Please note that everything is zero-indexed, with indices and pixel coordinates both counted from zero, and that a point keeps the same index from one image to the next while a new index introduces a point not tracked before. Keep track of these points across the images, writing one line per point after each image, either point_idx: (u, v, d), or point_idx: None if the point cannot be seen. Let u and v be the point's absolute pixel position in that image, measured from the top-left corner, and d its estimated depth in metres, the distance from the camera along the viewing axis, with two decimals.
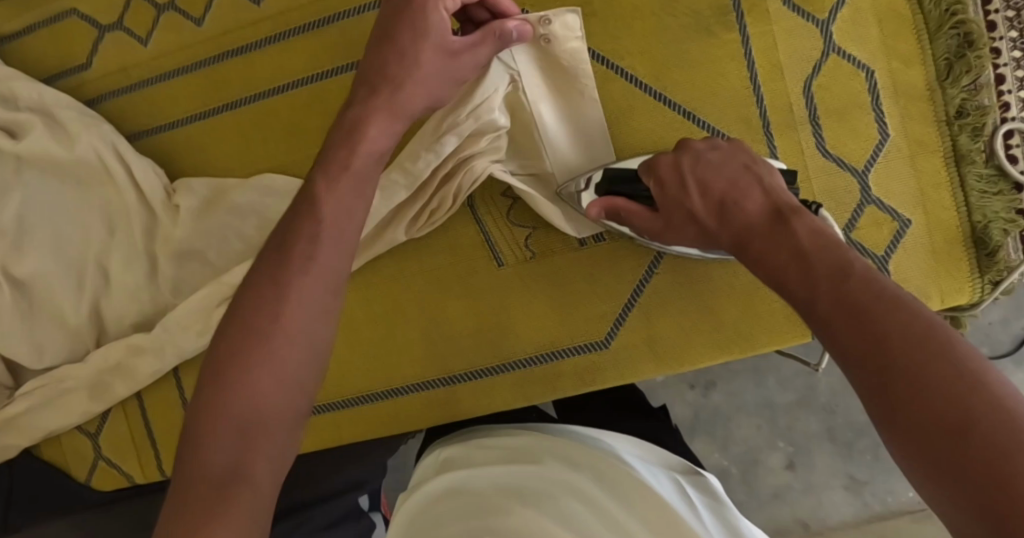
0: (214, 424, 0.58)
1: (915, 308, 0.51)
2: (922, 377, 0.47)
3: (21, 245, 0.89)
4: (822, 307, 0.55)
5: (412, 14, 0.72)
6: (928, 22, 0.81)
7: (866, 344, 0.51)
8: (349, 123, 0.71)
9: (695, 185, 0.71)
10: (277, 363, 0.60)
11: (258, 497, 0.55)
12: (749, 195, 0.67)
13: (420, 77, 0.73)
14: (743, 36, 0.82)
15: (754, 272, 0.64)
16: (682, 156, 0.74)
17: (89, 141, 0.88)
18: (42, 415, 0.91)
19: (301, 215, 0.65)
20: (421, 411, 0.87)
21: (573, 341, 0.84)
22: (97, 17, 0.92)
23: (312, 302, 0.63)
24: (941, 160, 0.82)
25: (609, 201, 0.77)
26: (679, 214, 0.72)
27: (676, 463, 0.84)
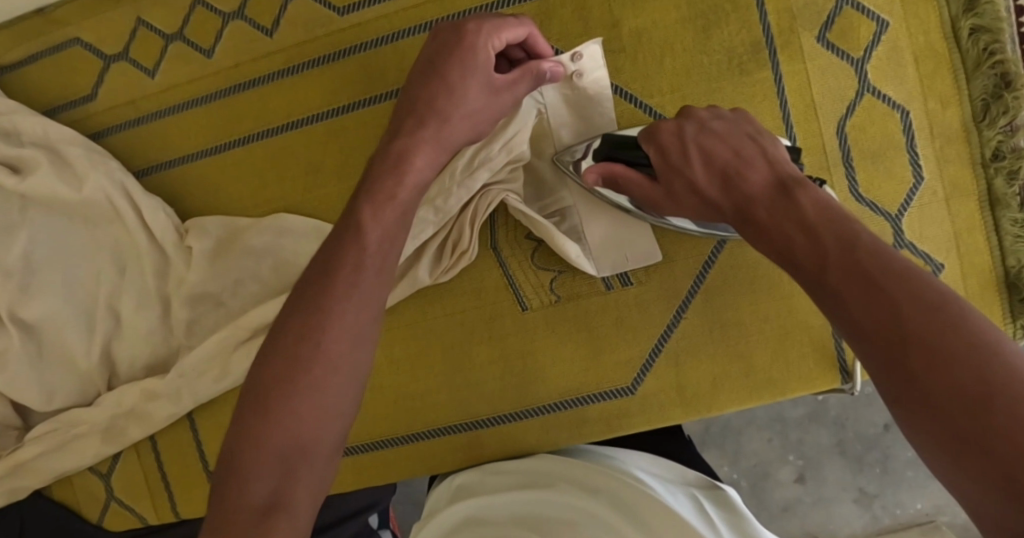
0: (251, 457, 0.58)
1: (926, 278, 0.51)
2: (941, 351, 0.47)
3: (28, 288, 0.87)
4: (832, 279, 0.54)
5: (462, 54, 0.72)
6: (965, 61, 0.78)
7: (879, 318, 0.50)
8: (396, 153, 0.71)
9: (696, 153, 0.68)
10: (318, 392, 0.60)
11: (297, 530, 0.56)
12: (752, 166, 0.65)
13: (465, 112, 0.73)
14: (775, 74, 0.80)
15: (754, 243, 0.62)
16: (686, 123, 0.71)
17: (98, 181, 0.86)
18: (55, 458, 0.89)
19: (329, 277, 0.63)
20: (444, 455, 0.86)
21: (598, 387, 0.83)
22: (101, 47, 0.88)
23: (354, 338, 0.63)
24: (976, 204, 0.79)
25: (609, 166, 0.75)
26: (678, 183, 0.70)
27: (693, 474, 0.80)
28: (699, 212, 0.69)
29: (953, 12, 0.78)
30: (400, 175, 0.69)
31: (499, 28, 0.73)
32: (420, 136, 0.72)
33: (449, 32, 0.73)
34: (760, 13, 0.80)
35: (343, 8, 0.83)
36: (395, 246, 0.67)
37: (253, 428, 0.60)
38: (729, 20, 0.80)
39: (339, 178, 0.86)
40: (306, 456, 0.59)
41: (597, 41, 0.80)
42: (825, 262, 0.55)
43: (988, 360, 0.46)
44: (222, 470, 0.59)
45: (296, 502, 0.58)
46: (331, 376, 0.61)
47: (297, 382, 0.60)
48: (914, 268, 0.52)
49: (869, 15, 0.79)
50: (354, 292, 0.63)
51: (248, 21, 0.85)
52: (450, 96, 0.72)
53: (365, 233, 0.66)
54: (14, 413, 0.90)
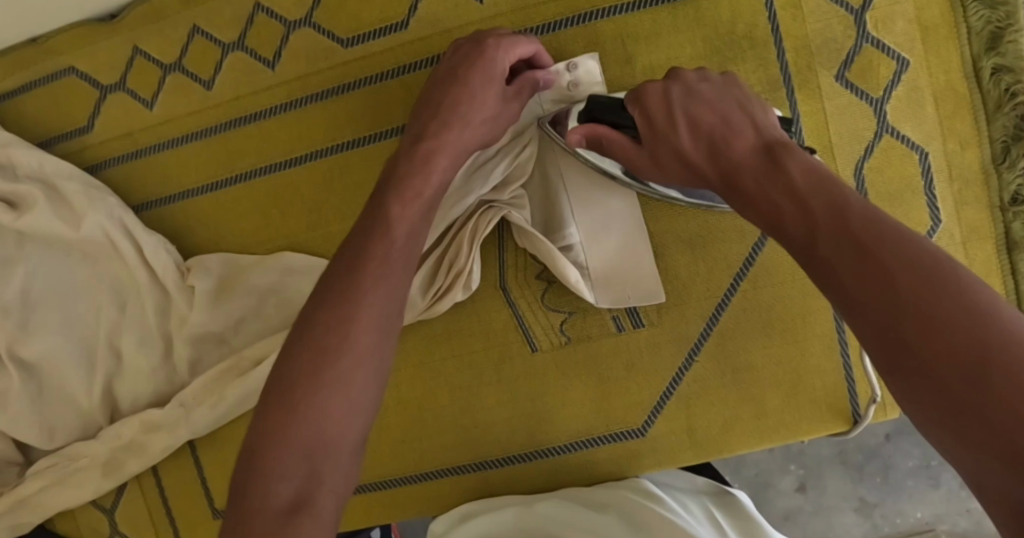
0: (276, 453, 0.57)
1: (919, 242, 0.49)
2: (936, 317, 0.45)
3: (27, 325, 0.86)
4: (822, 247, 0.52)
5: (481, 62, 0.72)
6: (987, 102, 0.76)
7: (871, 285, 0.48)
8: (422, 154, 0.70)
9: (682, 115, 0.65)
10: (346, 383, 0.59)
11: (322, 532, 0.55)
12: (738, 132, 0.63)
13: (484, 118, 0.73)
14: (793, 113, 0.78)
15: (741, 212, 0.60)
16: (672, 87, 0.67)
17: (96, 219, 0.84)
18: (54, 495, 0.87)
19: (346, 293, 0.62)
20: (453, 494, 0.86)
21: (610, 428, 0.82)
22: (97, 76, 0.86)
23: (381, 344, 0.61)
24: (993, 247, 0.78)
25: (594, 128, 0.71)
26: (661, 145, 0.66)
27: (701, 481, 0.83)
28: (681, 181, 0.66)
29: (975, 51, 0.76)
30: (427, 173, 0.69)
31: (514, 44, 0.73)
32: (444, 138, 0.71)
33: (468, 46, 0.74)
34: (778, 51, 0.78)
35: (347, 39, 0.81)
36: (417, 238, 0.67)
37: (274, 424, 0.58)
38: (745, 57, 0.78)
39: (343, 216, 0.84)
40: (331, 449, 0.58)
41: (595, 54, 0.79)
42: (809, 227, 0.53)
43: (980, 318, 0.44)
44: (241, 468, 0.58)
45: (319, 501, 0.56)
46: (359, 371, 0.60)
47: (326, 377, 0.59)
48: (903, 229, 0.50)
49: (889, 53, 0.77)
50: (379, 293, 0.62)
51: (248, 52, 0.82)
52: (467, 106, 0.72)
53: (395, 227, 0.65)
54: (15, 450, 0.89)
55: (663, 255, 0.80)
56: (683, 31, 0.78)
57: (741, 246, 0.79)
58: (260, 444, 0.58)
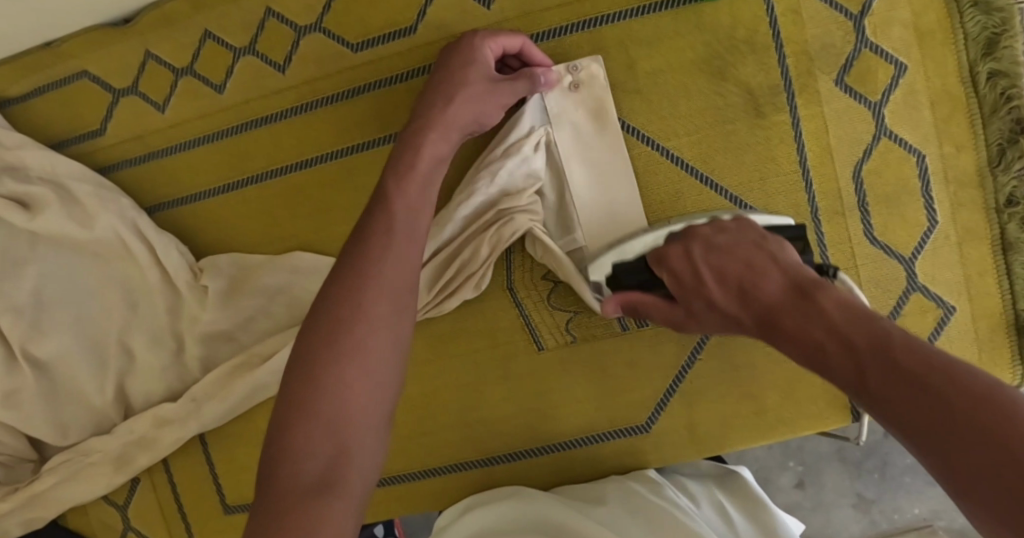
0: (302, 431, 0.60)
1: (970, 371, 0.47)
2: (993, 431, 0.43)
3: (40, 326, 0.87)
4: (871, 383, 0.49)
5: (461, 51, 0.77)
6: (982, 106, 0.78)
7: (923, 410, 0.46)
8: (411, 131, 0.74)
9: (707, 270, 0.63)
10: (364, 355, 0.62)
11: (350, 507, 0.57)
12: (766, 276, 0.60)
13: (470, 97, 0.76)
14: (793, 117, 0.80)
15: (784, 350, 0.56)
16: (692, 245, 0.66)
17: (108, 221, 0.85)
18: (66, 490, 0.89)
19: (354, 269, 0.65)
20: (459, 489, 0.87)
21: (614, 425, 0.84)
22: (108, 79, 0.87)
23: (390, 314, 0.65)
24: (989, 248, 0.80)
25: (627, 298, 0.72)
26: (693, 299, 0.64)
27: (706, 465, 0.87)
28: (716, 326, 0.64)
29: (971, 56, 0.78)
30: (418, 150, 0.72)
31: (496, 34, 0.77)
32: (429, 116, 0.74)
33: (451, 45, 0.79)
34: (779, 56, 0.79)
35: (356, 44, 0.82)
36: (420, 214, 0.70)
37: (297, 403, 0.61)
38: (747, 62, 0.80)
39: (352, 217, 0.85)
40: (354, 425, 0.61)
41: (600, 57, 0.80)
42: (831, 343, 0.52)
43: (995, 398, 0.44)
44: (269, 446, 0.60)
45: (346, 478, 0.59)
46: (373, 340, 0.63)
47: (344, 350, 0.62)
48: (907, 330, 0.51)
49: (887, 57, 0.78)
50: (388, 266, 0.66)
51: (259, 56, 0.84)
52: (452, 88, 0.75)
53: (393, 201, 0.69)
54: (28, 446, 0.91)
55: None
56: (686, 37, 0.80)
57: None
58: (284, 420, 0.60)
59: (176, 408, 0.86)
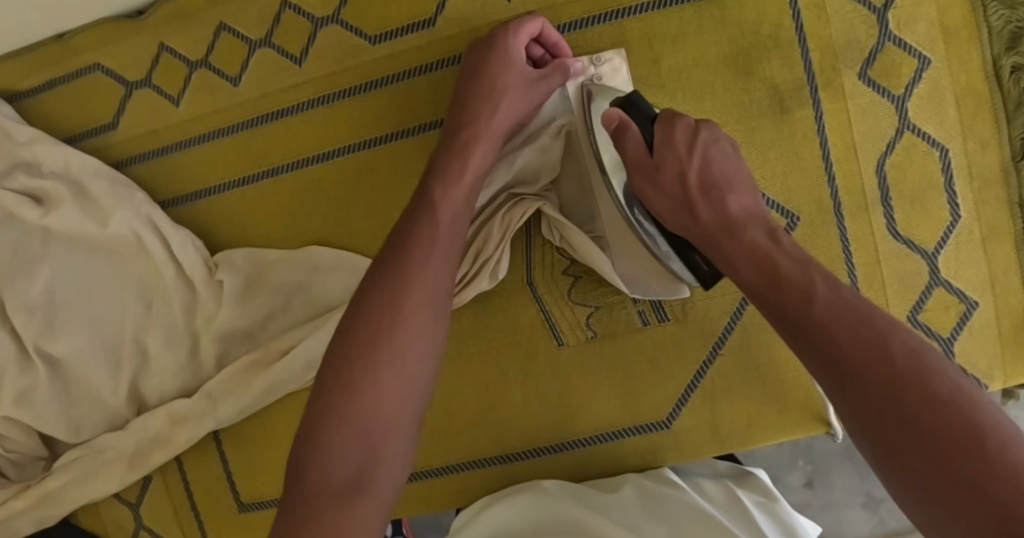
0: (336, 433, 0.61)
1: (944, 373, 0.50)
2: (944, 429, 0.48)
3: (54, 324, 0.86)
4: (860, 382, 0.51)
5: (497, 52, 0.75)
6: (1006, 100, 0.77)
7: (886, 405, 0.50)
8: (460, 140, 0.73)
9: (701, 157, 0.66)
10: (403, 361, 0.63)
11: (378, 510, 0.60)
12: (742, 190, 0.65)
13: (509, 103, 0.75)
14: (816, 111, 0.80)
15: (749, 278, 0.60)
16: (703, 129, 0.67)
17: (124, 217, 0.85)
18: (81, 487, 0.88)
19: (400, 273, 0.65)
20: (478, 488, 0.86)
21: (635, 421, 0.83)
22: (122, 72, 0.86)
23: (427, 319, 0.65)
24: (1012, 244, 0.79)
25: (628, 118, 0.69)
26: (670, 166, 0.66)
27: (722, 465, 0.85)
28: (672, 212, 0.66)
29: (995, 51, 0.77)
30: (465, 156, 0.72)
31: (522, 25, 0.76)
32: (475, 127, 0.73)
33: (483, 43, 0.77)
34: (802, 50, 0.79)
35: (375, 36, 0.81)
36: (461, 223, 0.70)
37: (333, 405, 0.61)
38: (770, 56, 0.79)
39: (372, 213, 0.84)
40: (386, 431, 0.62)
41: (622, 50, 0.79)
42: (815, 301, 0.55)
43: (989, 442, 0.46)
44: (300, 445, 0.61)
45: (377, 479, 0.61)
46: (413, 346, 0.63)
47: (380, 357, 0.62)
48: (917, 337, 0.53)
49: (910, 52, 0.78)
50: (428, 274, 0.65)
51: (276, 48, 0.83)
52: (493, 94, 0.74)
53: (439, 210, 0.68)
54: (40, 444, 0.90)
55: None
56: (709, 30, 0.79)
57: None
58: (318, 421, 0.61)
59: (191, 405, 0.85)
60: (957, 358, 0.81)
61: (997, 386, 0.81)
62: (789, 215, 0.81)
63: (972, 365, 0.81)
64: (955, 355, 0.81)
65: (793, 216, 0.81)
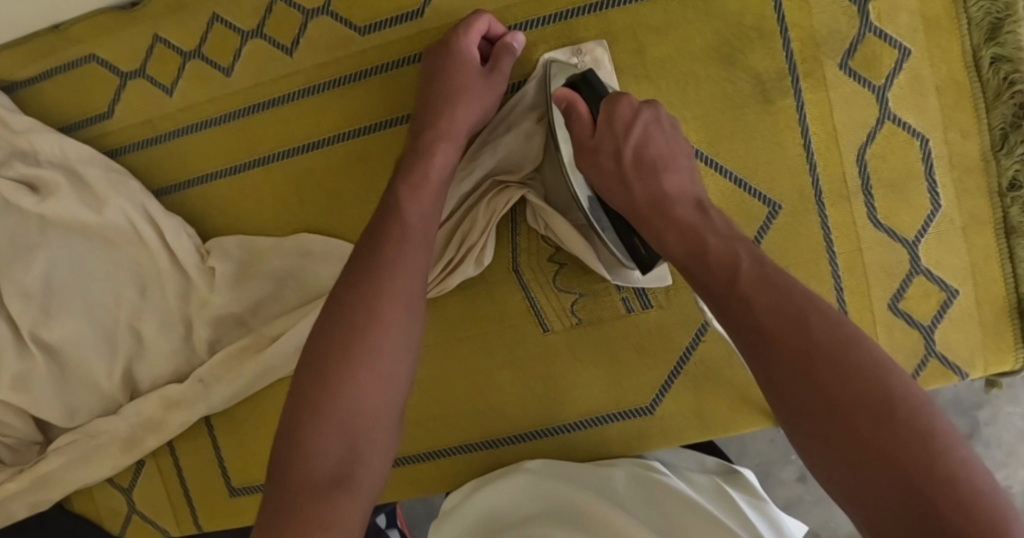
0: (315, 429, 0.61)
1: (861, 352, 0.53)
2: (853, 406, 0.51)
3: (50, 310, 0.88)
4: (779, 365, 0.54)
5: (448, 54, 0.78)
6: (986, 90, 0.78)
7: (804, 384, 0.53)
8: (425, 144, 0.75)
9: (639, 137, 0.68)
10: (380, 356, 0.64)
11: (361, 506, 0.59)
12: (677, 168, 0.67)
13: (469, 102, 0.78)
14: (798, 101, 0.81)
15: (670, 243, 0.63)
16: (646, 110, 0.70)
17: (119, 204, 0.86)
18: (76, 470, 0.90)
19: (369, 272, 0.67)
20: (464, 472, 0.88)
21: (619, 407, 0.84)
22: (117, 63, 0.88)
23: (401, 318, 0.66)
24: (992, 232, 0.80)
25: (575, 95, 0.72)
26: (608, 145, 0.69)
27: (711, 462, 0.86)
28: (608, 186, 0.70)
29: (975, 41, 0.78)
30: (429, 158, 0.74)
31: (470, 23, 0.78)
32: (437, 129, 0.76)
33: (436, 48, 0.79)
34: (784, 40, 0.80)
35: (364, 27, 0.83)
36: (431, 221, 0.71)
37: (312, 402, 0.62)
38: (753, 47, 0.80)
39: (363, 201, 0.86)
40: (366, 424, 0.62)
41: (605, 41, 0.81)
42: (740, 276, 0.58)
43: (903, 423, 0.50)
44: (280, 446, 0.62)
45: (359, 475, 0.61)
46: (387, 341, 0.64)
47: (356, 352, 0.63)
48: (839, 316, 0.55)
49: (891, 43, 0.79)
50: (399, 270, 0.67)
51: (267, 39, 0.84)
52: (451, 96, 0.77)
53: (405, 209, 0.70)
54: (35, 429, 0.91)
55: None
56: (693, 21, 0.80)
57: (748, 229, 0.83)
58: (297, 419, 0.62)
59: (184, 390, 0.87)
60: (938, 345, 0.82)
61: (978, 372, 0.82)
62: (772, 204, 0.82)
63: (953, 352, 0.82)
64: (936, 342, 0.82)
65: (775, 204, 0.82)
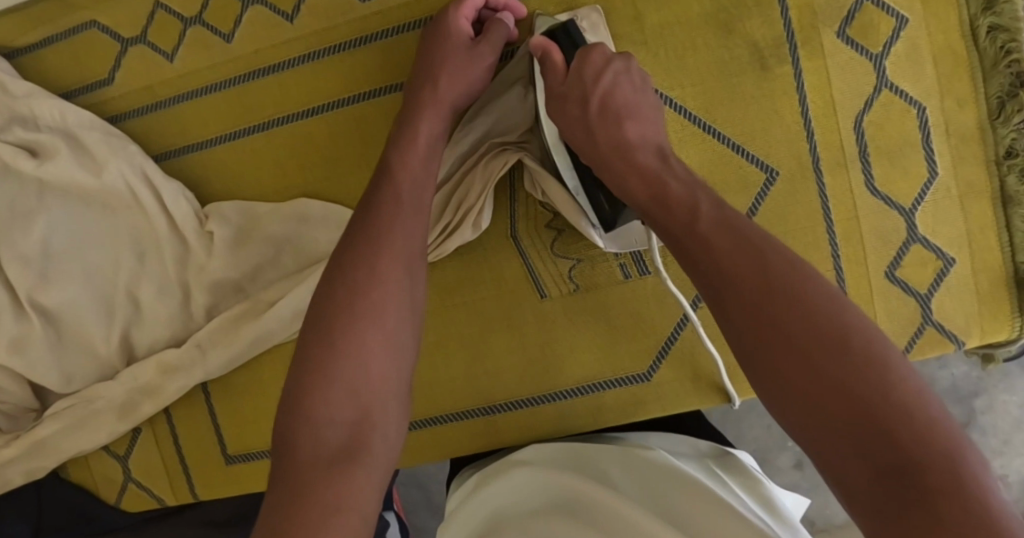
0: (320, 394, 0.61)
1: (868, 343, 0.49)
2: (861, 399, 0.47)
3: (48, 274, 0.88)
4: (779, 355, 0.51)
5: (439, 27, 0.78)
6: (983, 59, 0.79)
7: (803, 375, 0.49)
8: (412, 114, 0.76)
9: (606, 86, 0.69)
10: (382, 318, 0.64)
11: (375, 471, 0.59)
12: (641, 119, 0.68)
13: (455, 73, 0.77)
14: (795, 69, 0.81)
15: (638, 195, 0.63)
16: (616, 60, 0.70)
17: (119, 168, 0.86)
18: (72, 436, 0.89)
19: (365, 239, 0.67)
20: (460, 440, 0.87)
21: (616, 374, 0.84)
22: (118, 30, 0.88)
23: (400, 285, 0.66)
24: (989, 201, 0.81)
25: (550, 44, 0.72)
26: (576, 92, 0.69)
27: (704, 445, 0.78)
28: (574, 133, 0.70)
29: (972, 11, 0.79)
30: (414, 126, 0.74)
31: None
32: (422, 100, 0.76)
33: (431, 23, 0.80)
34: (782, 9, 0.80)
35: None
36: (426, 190, 0.72)
37: (315, 366, 0.62)
38: (751, 14, 0.81)
39: (363, 167, 0.86)
40: (374, 391, 0.62)
41: (598, 7, 0.81)
42: (700, 218, 0.58)
43: (878, 376, 0.48)
44: (283, 418, 0.61)
45: (371, 439, 0.61)
46: (389, 304, 0.65)
47: (358, 314, 0.64)
48: (817, 277, 0.53)
49: (888, 11, 0.80)
50: (395, 234, 0.68)
51: (267, 6, 0.85)
52: (435, 68, 0.77)
53: (396, 174, 0.71)
54: (32, 396, 0.91)
55: None
56: None
57: (746, 196, 0.83)
58: (300, 386, 0.61)
59: (181, 354, 0.87)
60: (935, 313, 0.82)
61: (974, 341, 0.82)
62: (769, 170, 0.82)
63: (950, 321, 0.82)
64: (933, 311, 0.82)
65: (772, 169, 0.82)
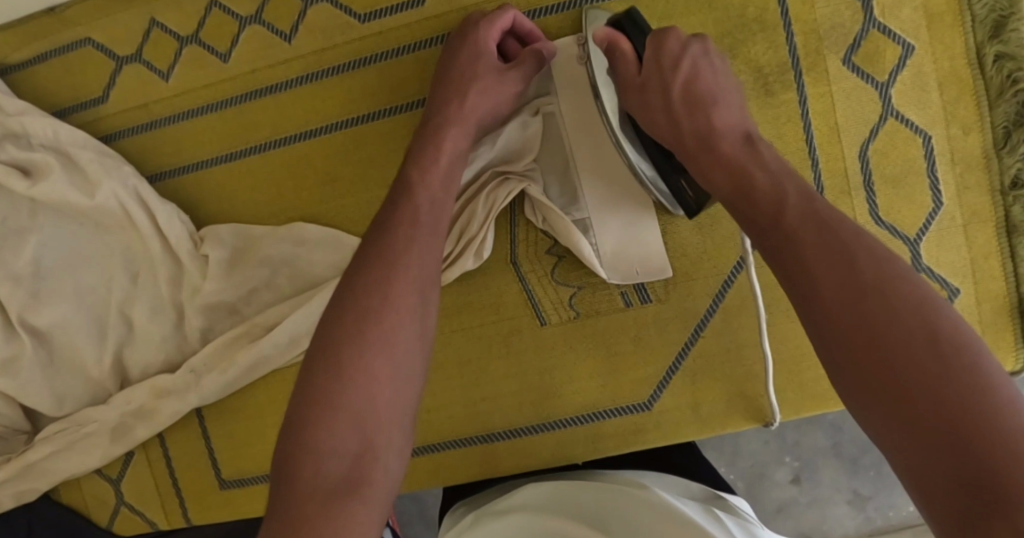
0: (325, 424, 0.59)
1: (904, 282, 0.51)
2: (891, 332, 0.49)
3: (40, 294, 0.87)
4: (812, 285, 0.53)
5: (467, 47, 0.77)
6: (989, 88, 0.78)
7: (837, 304, 0.51)
8: (433, 129, 0.75)
9: (687, 71, 0.70)
10: (391, 345, 0.63)
11: (375, 508, 0.57)
12: (726, 106, 0.68)
13: (485, 92, 0.77)
14: (800, 95, 0.80)
15: (722, 185, 0.63)
16: (694, 43, 0.71)
17: (111, 188, 0.84)
18: (65, 459, 0.89)
19: (382, 258, 0.66)
20: (458, 467, 0.86)
21: (616, 402, 0.83)
22: (113, 47, 0.86)
23: (411, 313, 0.65)
24: (994, 230, 0.80)
25: (617, 35, 0.74)
26: (656, 81, 0.71)
27: (695, 486, 0.76)
28: (656, 122, 0.71)
29: (979, 38, 0.77)
30: (438, 144, 0.74)
31: (492, 18, 0.77)
32: (446, 112, 0.76)
33: (456, 39, 0.78)
34: (787, 35, 0.79)
35: (364, 14, 0.82)
36: (441, 206, 0.71)
37: (319, 396, 0.60)
38: (756, 40, 0.80)
39: (361, 191, 0.85)
40: (381, 422, 0.60)
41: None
42: (786, 213, 0.57)
43: (908, 312, 0.49)
44: (285, 443, 0.60)
45: (373, 475, 0.59)
46: (402, 329, 0.64)
47: (369, 340, 0.62)
48: (883, 248, 0.54)
49: (894, 38, 0.79)
50: (411, 255, 0.67)
51: (266, 25, 0.83)
52: (462, 86, 0.76)
53: (415, 192, 0.71)
54: (22, 417, 0.90)
55: (671, 233, 0.81)
56: (694, 13, 0.80)
57: None
58: (305, 412, 0.60)
59: (175, 379, 0.86)
60: None
61: None
62: None
63: None
64: None
65: None
